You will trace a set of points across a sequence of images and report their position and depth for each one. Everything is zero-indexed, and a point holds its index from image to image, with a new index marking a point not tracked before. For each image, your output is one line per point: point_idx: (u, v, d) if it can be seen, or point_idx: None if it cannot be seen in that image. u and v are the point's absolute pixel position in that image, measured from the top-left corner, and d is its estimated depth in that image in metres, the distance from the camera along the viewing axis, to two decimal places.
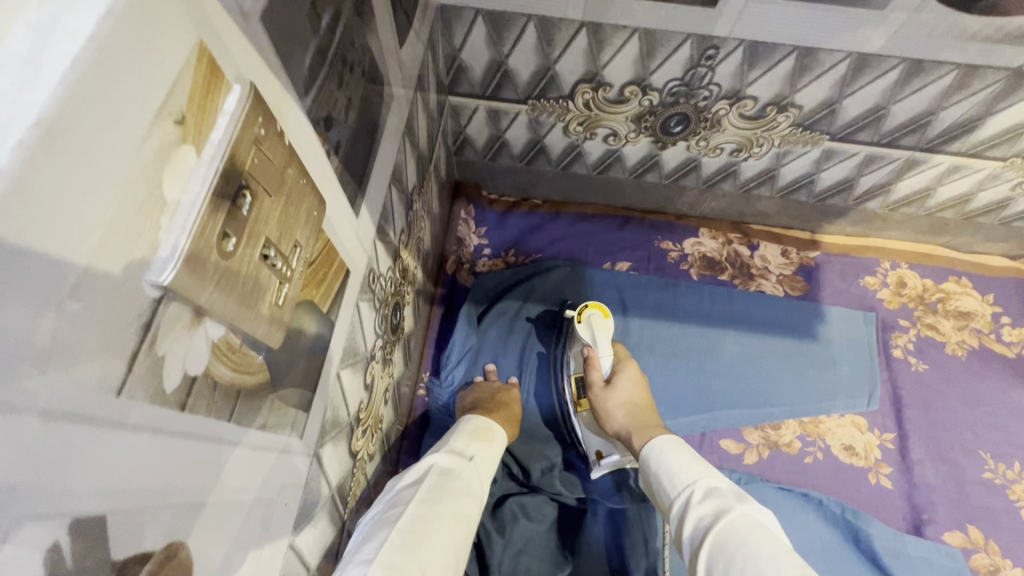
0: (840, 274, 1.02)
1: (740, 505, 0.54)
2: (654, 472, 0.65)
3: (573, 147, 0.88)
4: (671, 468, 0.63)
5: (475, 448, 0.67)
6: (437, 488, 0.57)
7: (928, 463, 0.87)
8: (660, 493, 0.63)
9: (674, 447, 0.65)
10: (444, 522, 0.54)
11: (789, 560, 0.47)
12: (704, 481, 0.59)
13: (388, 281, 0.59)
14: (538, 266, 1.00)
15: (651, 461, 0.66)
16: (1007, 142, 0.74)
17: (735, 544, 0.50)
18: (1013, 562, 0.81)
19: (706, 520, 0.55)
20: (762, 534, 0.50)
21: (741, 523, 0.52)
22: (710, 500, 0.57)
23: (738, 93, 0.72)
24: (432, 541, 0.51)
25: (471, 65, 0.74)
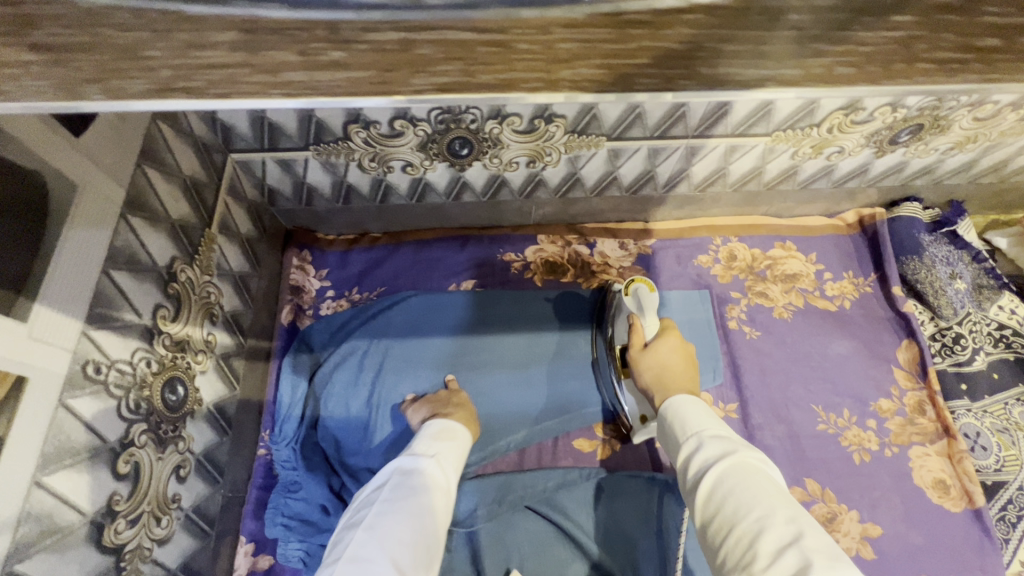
0: (675, 258, 1.06)
1: (739, 449, 0.56)
2: (669, 420, 0.66)
3: (379, 182, 0.88)
4: (686, 415, 0.64)
5: (445, 449, 0.73)
6: (406, 487, 0.65)
7: (767, 427, 0.92)
8: (670, 439, 0.65)
9: (692, 402, 0.66)
10: (409, 516, 0.61)
11: (782, 502, 0.50)
12: (712, 429, 0.61)
13: (142, 363, 0.58)
14: (385, 301, 0.99)
15: (671, 409, 0.67)
16: (762, 119, 0.79)
17: (732, 482, 0.53)
18: (846, 506, 0.86)
19: (709, 461, 0.57)
20: (761, 477, 0.53)
21: (738, 466, 0.54)
22: (717, 442, 0.58)
23: (500, 112, 0.74)
24: (398, 534, 0.59)
25: (235, 122, 0.73)
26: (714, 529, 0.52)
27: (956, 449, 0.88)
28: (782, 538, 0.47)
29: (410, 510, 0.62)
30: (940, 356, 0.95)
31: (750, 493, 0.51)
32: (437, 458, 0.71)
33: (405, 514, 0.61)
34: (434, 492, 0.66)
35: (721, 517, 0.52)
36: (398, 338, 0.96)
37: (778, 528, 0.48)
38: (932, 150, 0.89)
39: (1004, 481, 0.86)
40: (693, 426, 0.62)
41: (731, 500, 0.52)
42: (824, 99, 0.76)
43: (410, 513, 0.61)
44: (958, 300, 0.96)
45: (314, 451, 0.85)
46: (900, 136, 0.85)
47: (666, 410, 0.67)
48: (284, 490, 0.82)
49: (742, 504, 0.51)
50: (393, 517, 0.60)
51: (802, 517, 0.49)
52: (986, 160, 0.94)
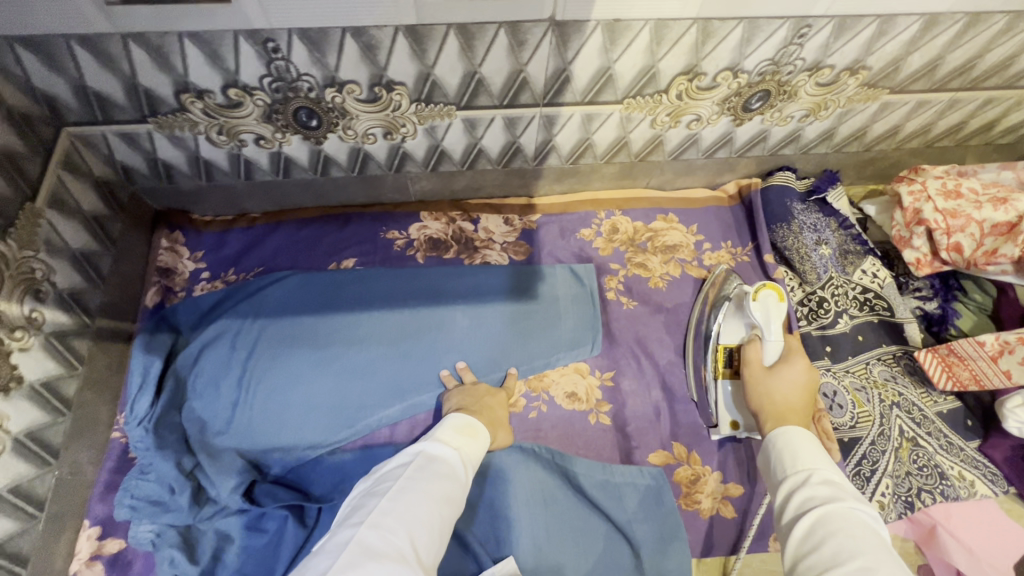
0: (559, 232, 1.06)
1: (851, 503, 0.54)
2: (772, 445, 0.65)
3: (236, 156, 0.87)
4: (798, 451, 0.63)
5: (467, 444, 0.73)
6: (427, 475, 0.66)
7: (638, 394, 0.93)
8: (772, 464, 0.64)
9: (807, 440, 0.64)
10: (432, 499, 0.63)
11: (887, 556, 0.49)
12: (822, 473, 0.59)
13: None
14: (259, 278, 0.97)
15: (779, 437, 0.65)
16: (606, 86, 0.79)
17: (834, 530, 0.52)
18: (709, 467, 0.87)
19: (815, 500, 0.56)
20: (867, 533, 0.52)
21: (842, 515, 0.53)
22: (828, 486, 0.57)
23: (335, 80, 0.73)
24: (418, 514, 0.61)
25: (58, 93, 0.71)
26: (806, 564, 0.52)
27: (816, 408, 0.89)
28: None
29: (434, 496, 0.64)
30: (807, 320, 0.97)
31: (855, 545, 0.50)
32: (462, 451, 0.71)
33: (428, 496, 0.63)
34: (455, 481, 0.68)
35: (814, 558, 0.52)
36: (273, 317, 0.93)
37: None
38: (788, 117, 0.91)
39: (858, 437, 0.87)
40: (801, 461, 0.61)
41: (830, 542, 0.51)
42: (662, 64, 0.76)
43: (435, 497, 0.63)
44: (821, 265, 0.99)
45: (172, 431, 0.82)
46: (751, 103, 0.86)
47: (772, 438, 0.66)
48: (137, 470, 0.79)
49: (845, 549, 0.50)
50: (418, 497, 0.62)
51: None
52: (844, 128, 0.96)
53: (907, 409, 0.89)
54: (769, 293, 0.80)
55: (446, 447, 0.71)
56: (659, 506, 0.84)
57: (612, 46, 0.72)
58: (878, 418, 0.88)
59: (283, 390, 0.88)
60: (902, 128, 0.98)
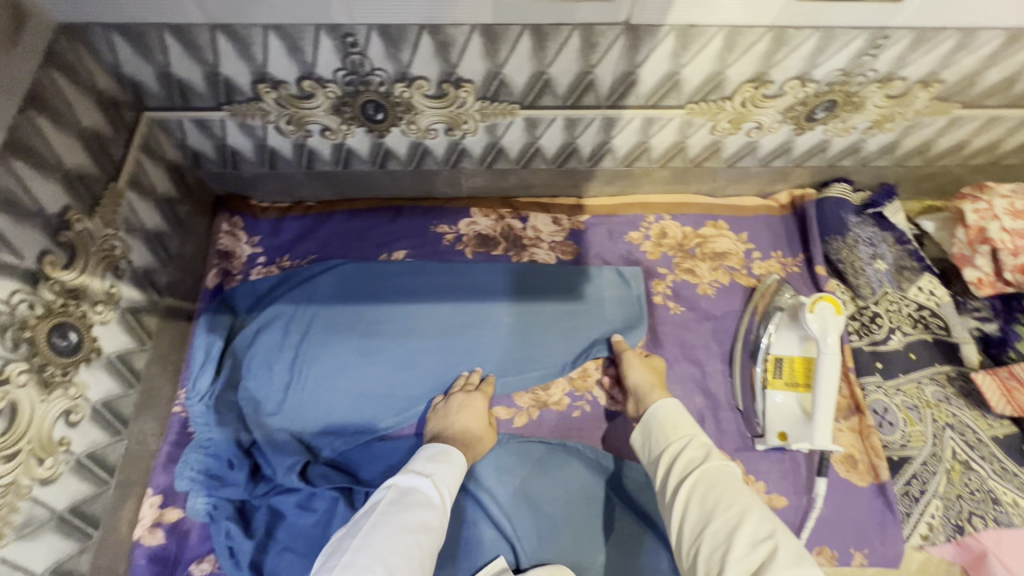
0: (607, 234, 1.06)
1: (720, 459, 0.68)
2: (654, 420, 0.76)
3: (301, 146, 0.89)
4: (668, 425, 0.74)
5: (442, 470, 0.76)
6: (400, 511, 0.69)
7: (683, 400, 0.92)
8: (653, 434, 0.76)
9: (678, 410, 0.76)
10: (403, 531, 0.67)
11: (750, 501, 0.63)
12: (700, 438, 0.72)
13: (24, 305, 0.59)
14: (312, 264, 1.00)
15: (658, 411, 0.77)
16: (671, 91, 0.79)
17: (709, 483, 0.65)
18: (754, 477, 0.87)
19: (693, 463, 0.69)
20: (733, 487, 0.64)
21: (717, 474, 0.66)
22: (701, 450, 0.70)
23: (406, 76, 0.75)
24: (394, 548, 0.65)
25: (143, 79, 0.74)
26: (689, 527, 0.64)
27: (866, 425, 0.89)
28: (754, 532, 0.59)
29: (410, 529, 0.67)
30: (858, 335, 0.96)
31: (729, 498, 0.63)
32: (437, 478, 0.75)
33: (401, 528, 0.67)
34: (432, 509, 0.71)
35: (700, 521, 0.63)
36: (324, 304, 0.96)
37: (753, 527, 0.60)
38: (852, 128, 0.90)
39: (909, 456, 0.87)
40: (681, 430, 0.73)
41: (711, 503, 0.63)
42: (731, 71, 0.76)
43: (407, 530, 0.67)
44: (876, 280, 0.97)
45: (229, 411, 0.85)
46: (816, 112, 0.85)
47: (652, 413, 0.77)
48: (197, 444, 0.82)
49: (722, 506, 0.62)
50: (390, 533, 0.66)
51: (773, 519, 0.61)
52: (908, 142, 0.94)
53: (961, 430, 0.87)
54: (827, 307, 0.79)
55: (420, 477, 0.74)
56: None
57: (682, 52, 0.72)
58: (930, 438, 0.87)
59: (331, 375, 0.90)
60: (968, 144, 0.95)
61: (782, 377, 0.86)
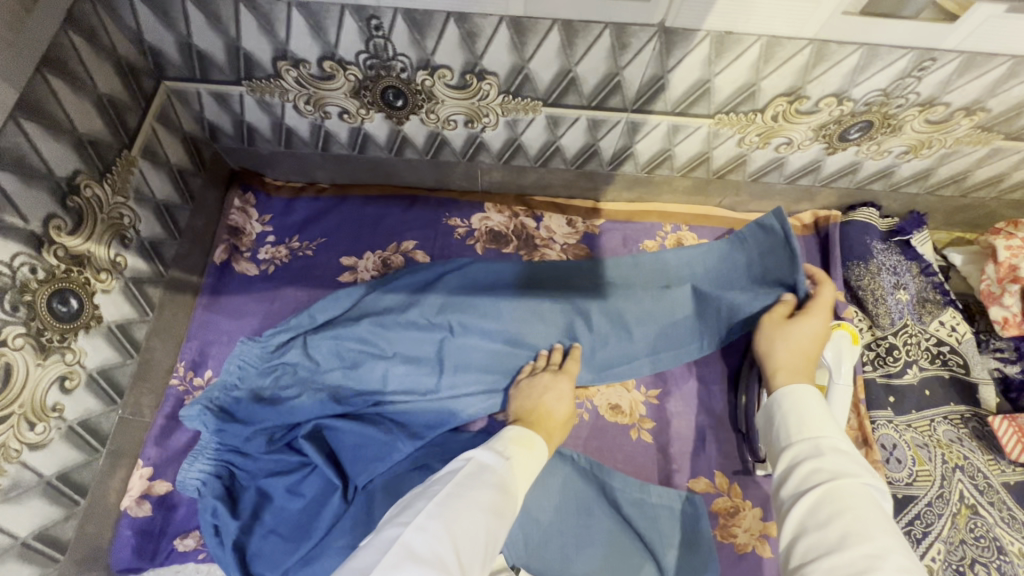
0: (622, 241, 1.03)
1: (864, 476, 0.52)
2: (778, 410, 0.61)
3: (318, 128, 0.88)
4: (793, 417, 0.59)
5: (515, 452, 0.66)
6: (477, 485, 0.59)
7: (684, 416, 0.90)
8: (777, 427, 0.60)
9: (814, 399, 0.60)
10: (479, 506, 0.57)
11: (894, 539, 0.47)
12: (829, 440, 0.56)
13: (23, 268, 0.58)
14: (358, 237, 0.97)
15: (783, 399, 0.61)
16: (702, 98, 0.77)
17: (842, 503, 0.49)
18: (750, 502, 0.84)
19: (819, 472, 0.53)
20: (864, 510, 0.49)
21: (855, 493, 0.50)
22: (832, 456, 0.54)
23: (429, 63, 0.73)
24: (468, 527, 0.54)
25: (163, 48, 0.73)
26: (803, 552, 0.49)
27: (874, 459, 0.84)
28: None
29: (489, 507, 0.57)
30: (871, 366, 0.92)
31: (863, 527, 0.48)
32: (514, 461, 0.65)
33: (478, 503, 0.57)
34: (507, 491, 0.60)
35: (820, 546, 0.48)
36: (381, 292, 0.90)
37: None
38: (885, 152, 0.86)
39: (915, 495, 0.83)
40: (808, 430, 0.57)
41: (837, 530, 0.48)
42: (765, 83, 0.73)
43: (485, 505, 0.57)
44: (897, 310, 0.94)
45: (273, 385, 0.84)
46: (850, 132, 0.82)
47: (777, 400, 0.62)
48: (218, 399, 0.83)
49: (852, 532, 0.47)
50: (465, 508, 0.56)
51: (920, 570, 0.45)
52: (943, 170, 0.91)
53: (971, 474, 0.84)
54: (843, 335, 0.77)
55: (489, 453, 0.64)
56: (696, 539, 0.80)
57: (716, 59, 0.69)
58: (939, 479, 0.84)
59: (383, 363, 0.85)
60: (1006, 177, 0.91)
61: None
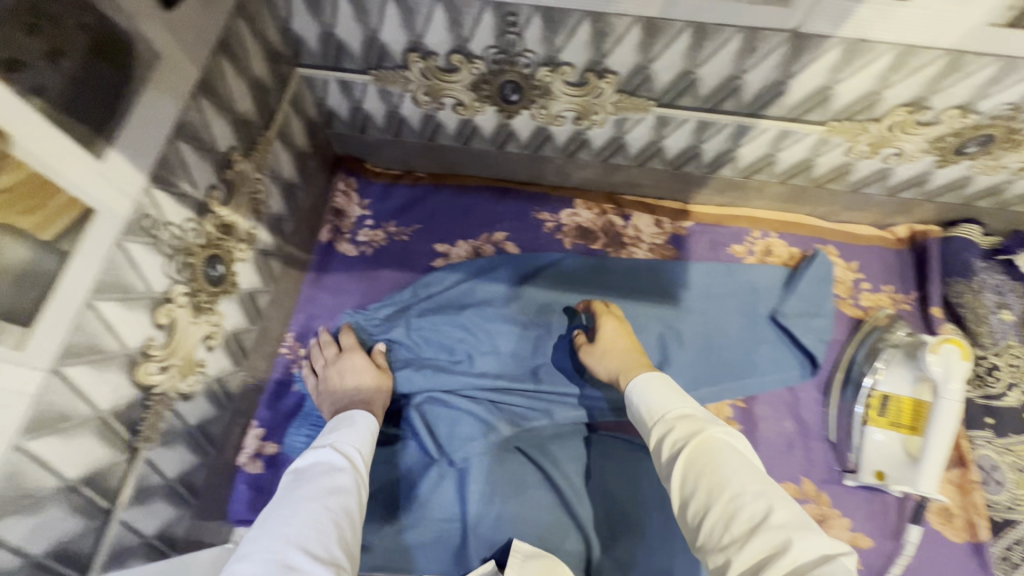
0: (709, 244, 1.04)
1: (708, 424, 0.59)
2: (637, 402, 0.69)
3: (430, 118, 0.92)
4: (650, 399, 0.67)
5: (346, 433, 0.73)
6: (327, 478, 0.64)
7: (771, 420, 0.91)
8: (640, 421, 0.67)
9: (660, 381, 0.68)
10: (280, 502, 0.61)
11: (750, 478, 0.54)
12: (684, 409, 0.63)
13: (190, 232, 0.63)
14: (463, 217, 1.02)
15: (638, 392, 0.69)
16: (818, 106, 0.77)
17: (707, 461, 0.56)
18: (840, 512, 0.84)
19: (678, 443, 0.59)
20: (730, 454, 0.56)
21: (712, 446, 0.57)
22: (685, 422, 0.61)
23: (554, 60, 0.75)
24: (291, 522, 0.58)
25: (305, 36, 0.78)
26: (688, 511, 0.55)
27: (968, 480, 0.85)
28: (754, 514, 0.50)
29: (332, 494, 0.63)
30: (970, 386, 0.90)
31: (727, 472, 0.54)
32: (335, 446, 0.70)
33: (299, 499, 0.61)
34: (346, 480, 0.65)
35: (696, 501, 0.54)
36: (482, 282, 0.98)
37: (750, 507, 0.51)
38: (1001, 168, 0.85)
39: (1016, 519, 0.81)
40: (657, 409, 0.64)
41: (703, 483, 0.54)
42: (889, 92, 0.73)
43: (297, 501, 0.61)
44: (999, 331, 0.91)
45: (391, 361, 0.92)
46: (967, 146, 0.81)
47: (632, 396, 0.70)
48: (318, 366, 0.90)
49: (715, 482, 0.54)
50: (294, 504, 0.60)
51: (771, 491, 0.52)
52: None
53: None
54: (952, 348, 0.75)
55: (324, 446, 0.70)
56: None
57: (844, 66, 0.70)
58: None
59: (484, 345, 0.93)
60: None
61: (887, 416, 0.83)
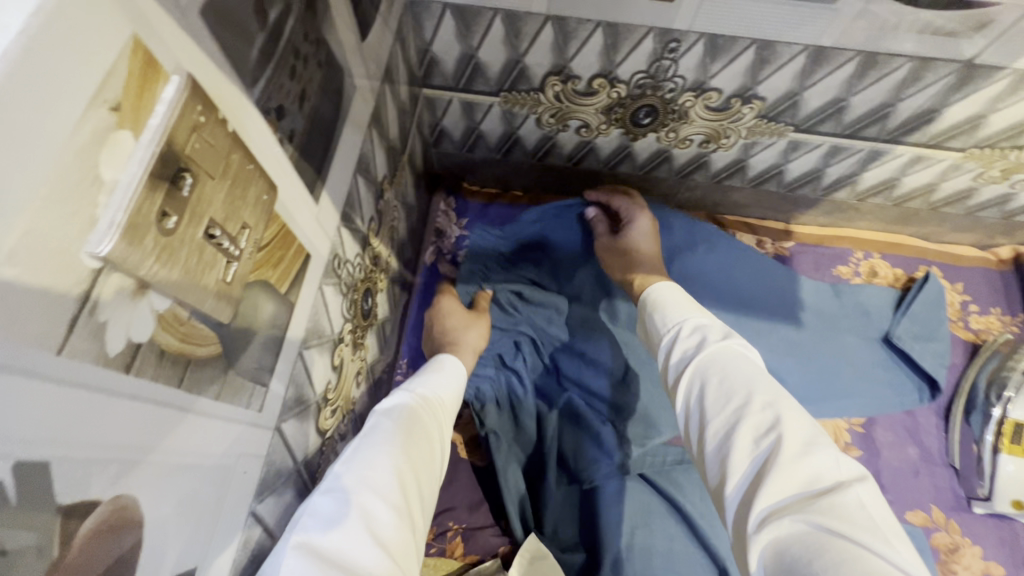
0: (814, 265, 1.02)
1: (726, 338, 0.53)
2: (651, 314, 0.63)
3: (547, 139, 0.90)
4: (663, 310, 0.61)
5: (424, 380, 0.62)
6: (409, 421, 0.54)
7: (892, 445, 0.90)
8: (652, 333, 0.62)
9: (673, 293, 0.63)
10: (386, 442, 0.51)
11: (760, 385, 0.48)
12: (697, 320, 0.57)
13: (356, 267, 0.61)
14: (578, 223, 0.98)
15: (649, 300, 0.65)
16: (964, 133, 0.76)
17: (714, 371, 0.50)
18: (970, 540, 0.84)
19: (688, 355, 0.54)
20: (741, 365, 0.50)
21: (721, 358, 0.51)
22: (694, 333, 0.56)
23: (702, 85, 0.74)
24: (371, 465, 0.48)
25: (443, 57, 0.76)
26: (693, 420, 0.50)
27: None
28: (759, 423, 0.45)
29: (412, 438, 0.53)
30: None
31: (730, 383, 0.48)
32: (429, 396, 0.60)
33: (395, 442, 0.51)
34: (427, 434, 0.55)
35: (702, 411, 0.49)
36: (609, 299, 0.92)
37: (753, 413, 0.46)
38: None
39: None
40: (677, 316, 0.59)
41: (712, 392, 0.49)
42: None
43: (366, 441, 0.51)
44: None
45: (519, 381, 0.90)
46: None
47: (648, 306, 0.64)
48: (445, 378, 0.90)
49: (721, 392, 0.49)
50: (380, 444, 0.50)
51: (782, 399, 0.46)
52: None
53: None
54: None
55: (401, 390, 0.60)
56: None
57: (1006, 96, 0.69)
58: None
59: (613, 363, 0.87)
60: None
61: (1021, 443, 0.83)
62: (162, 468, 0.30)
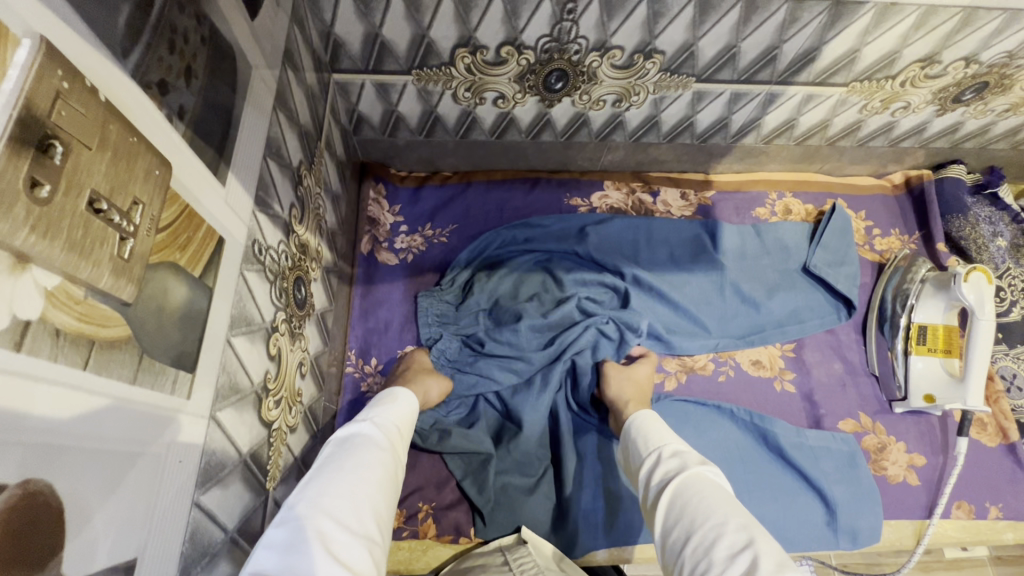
0: (734, 209, 1.08)
1: (700, 465, 0.55)
2: (632, 440, 0.65)
3: (467, 114, 0.90)
4: (646, 435, 0.63)
5: (380, 409, 0.61)
6: (366, 457, 0.53)
7: (820, 364, 0.97)
8: (632, 462, 0.63)
9: (653, 420, 0.66)
10: (343, 474, 0.49)
11: (735, 509, 0.48)
12: (672, 446, 0.59)
13: (282, 255, 0.60)
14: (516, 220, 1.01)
15: (631, 428, 0.66)
16: (844, 68, 0.83)
17: (688, 496, 0.51)
18: (895, 437, 0.92)
19: (668, 476, 0.55)
20: (716, 490, 0.51)
21: (697, 482, 0.52)
22: (674, 457, 0.57)
23: (604, 44, 0.77)
24: (328, 496, 0.47)
25: (347, 39, 0.75)
26: (670, 546, 0.50)
27: (995, 390, 0.96)
28: (732, 544, 0.44)
29: (371, 467, 0.52)
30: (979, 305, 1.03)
31: (704, 507, 0.49)
32: (385, 426, 0.59)
33: (352, 472, 0.50)
34: (385, 462, 0.54)
35: (679, 535, 0.49)
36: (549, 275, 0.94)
37: (730, 535, 0.45)
38: (988, 111, 0.96)
39: None
40: (656, 441, 0.61)
41: (688, 515, 0.49)
42: (907, 50, 0.80)
43: (323, 474, 0.49)
44: (998, 256, 1.04)
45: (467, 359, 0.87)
46: (965, 94, 0.91)
47: (630, 431, 0.66)
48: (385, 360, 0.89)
49: (696, 513, 0.49)
50: (336, 475, 0.49)
51: (756, 526, 0.46)
52: None
53: None
54: (981, 275, 0.85)
55: (356, 422, 0.58)
56: (855, 470, 0.88)
57: (873, 29, 0.76)
58: None
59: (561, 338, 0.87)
60: None
61: (926, 344, 0.91)
62: (80, 454, 0.29)
